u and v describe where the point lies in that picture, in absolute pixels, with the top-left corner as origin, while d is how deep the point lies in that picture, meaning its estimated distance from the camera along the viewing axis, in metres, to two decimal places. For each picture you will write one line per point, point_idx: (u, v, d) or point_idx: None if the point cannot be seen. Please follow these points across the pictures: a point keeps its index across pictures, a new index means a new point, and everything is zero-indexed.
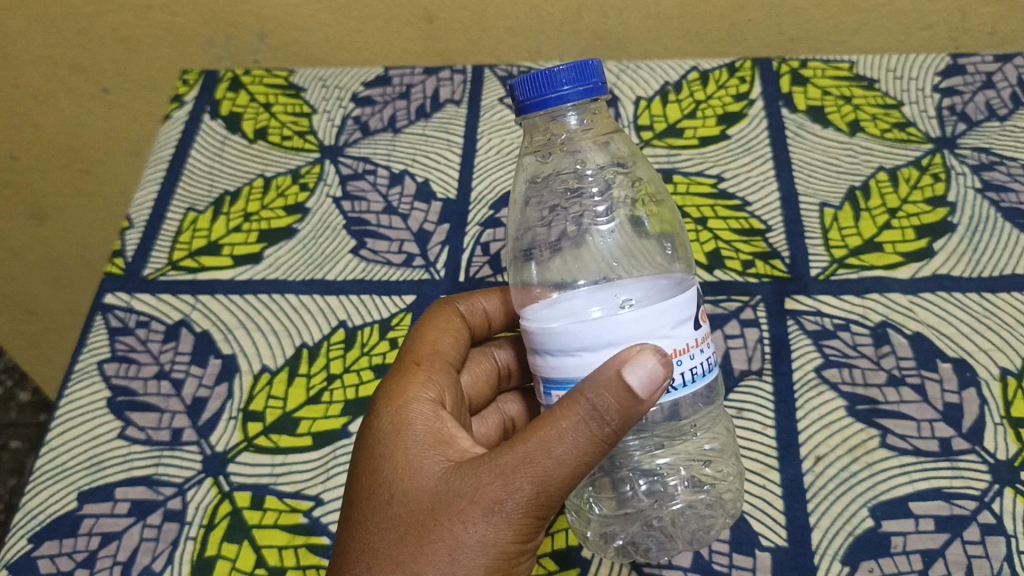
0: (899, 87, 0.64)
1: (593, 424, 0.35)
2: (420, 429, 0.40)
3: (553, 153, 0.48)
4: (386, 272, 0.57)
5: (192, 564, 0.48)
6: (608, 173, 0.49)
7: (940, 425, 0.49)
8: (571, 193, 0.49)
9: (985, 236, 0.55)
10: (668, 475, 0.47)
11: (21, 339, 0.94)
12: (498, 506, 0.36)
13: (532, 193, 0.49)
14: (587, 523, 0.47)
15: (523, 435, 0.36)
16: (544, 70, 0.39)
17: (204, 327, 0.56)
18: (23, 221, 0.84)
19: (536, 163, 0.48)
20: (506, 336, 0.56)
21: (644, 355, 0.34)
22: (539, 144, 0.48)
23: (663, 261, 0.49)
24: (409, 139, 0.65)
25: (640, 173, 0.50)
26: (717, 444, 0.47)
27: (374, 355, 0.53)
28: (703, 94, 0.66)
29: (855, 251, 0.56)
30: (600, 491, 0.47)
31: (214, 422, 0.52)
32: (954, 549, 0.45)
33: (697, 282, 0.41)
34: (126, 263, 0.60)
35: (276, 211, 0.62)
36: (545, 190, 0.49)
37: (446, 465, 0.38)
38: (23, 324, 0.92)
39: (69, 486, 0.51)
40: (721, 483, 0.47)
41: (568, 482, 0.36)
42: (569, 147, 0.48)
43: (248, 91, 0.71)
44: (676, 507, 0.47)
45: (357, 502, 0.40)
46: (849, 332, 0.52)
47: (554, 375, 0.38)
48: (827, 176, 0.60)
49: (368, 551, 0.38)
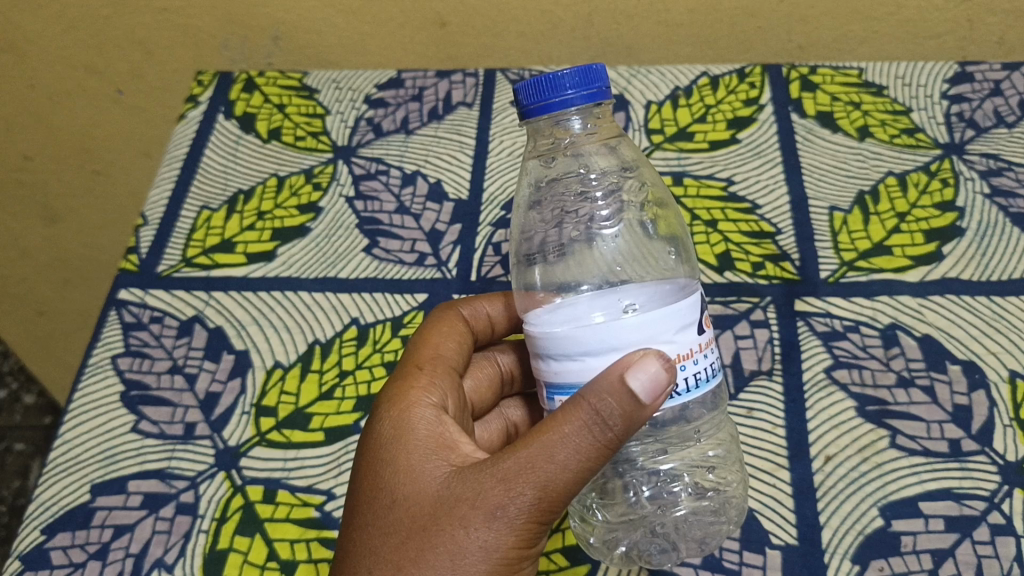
0: (908, 94, 0.65)
1: (595, 429, 0.35)
2: (421, 434, 0.41)
3: (557, 158, 0.48)
4: (398, 271, 0.58)
5: (204, 557, 0.48)
6: (614, 178, 0.49)
7: (949, 426, 0.49)
8: (577, 197, 0.49)
9: (993, 240, 0.56)
10: (672, 480, 0.47)
11: (34, 339, 0.99)
12: (499, 511, 0.36)
13: (538, 196, 0.49)
14: (591, 530, 0.47)
15: (525, 440, 0.36)
16: (548, 73, 0.39)
17: (218, 323, 0.56)
18: (35, 223, 0.87)
19: (539, 167, 0.49)
20: (510, 341, 0.55)
21: (647, 361, 0.35)
22: (543, 148, 0.48)
23: (668, 265, 0.49)
24: (422, 140, 0.66)
25: (645, 178, 0.51)
26: (721, 450, 0.47)
27: (385, 352, 0.54)
28: (714, 99, 0.67)
29: (864, 253, 0.56)
30: (603, 497, 0.47)
31: (227, 417, 0.52)
32: (964, 549, 0.45)
33: (701, 286, 0.41)
34: (140, 259, 0.61)
35: (289, 210, 0.62)
36: (550, 193, 0.49)
37: (447, 470, 0.38)
38: (35, 324, 0.96)
39: (82, 479, 0.51)
40: (727, 489, 0.47)
41: (570, 488, 0.36)
42: (573, 151, 0.48)
43: (263, 92, 0.71)
44: (679, 513, 0.47)
45: (358, 507, 0.40)
46: (858, 334, 0.53)
47: (557, 380, 0.38)
48: (836, 180, 0.60)
49: (369, 557, 0.38)
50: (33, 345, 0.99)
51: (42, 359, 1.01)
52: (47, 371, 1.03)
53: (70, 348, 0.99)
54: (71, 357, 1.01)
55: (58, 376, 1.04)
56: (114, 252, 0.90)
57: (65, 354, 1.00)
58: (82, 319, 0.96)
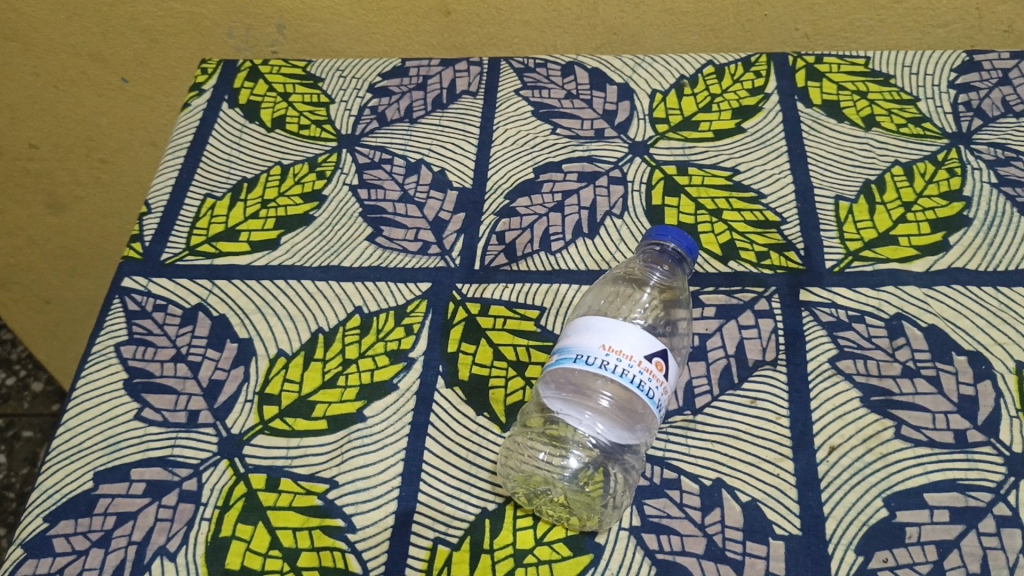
0: (916, 83, 0.65)
1: None
2: None
3: (648, 261, 0.55)
4: (402, 259, 0.58)
5: (207, 545, 0.47)
6: (670, 275, 0.54)
7: (955, 416, 0.48)
8: (635, 281, 0.54)
9: (1000, 231, 0.55)
10: (626, 450, 0.48)
11: (68, 280, 1.17)
12: None
13: (602, 278, 0.55)
14: (527, 421, 0.50)
15: None
16: None
17: (221, 311, 0.56)
18: (56, 181, 0.99)
19: (629, 264, 0.56)
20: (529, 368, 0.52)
21: None
22: (650, 254, 0.55)
23: (673, 344, 0.51)
24: (426, 128, 0.66)
25: (681, 294, 0.54)
26: (647, 478, 0.48)
27: (389, 341, 0.54)
28: (719, 88, 0.67)
29: (869, 243, 0.56)
30: (550, 420, 0.50)
31: (231, 405, 0.52)
32: (969, 541, 0.44)
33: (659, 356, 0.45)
34: (144, 247, 0.60)
35: (293, 198, 0.62)
36: (609, 282, 0.55)
37: None
38: (67, 261, 1.13)
39: (86, 466, 0.50)
40: (624, 473, 0.48)
41: None
42: (661, 255, 0.54)
43: (266, 80, 0.71)
44: (591, 444, 0.48)
45: None
46: (863, 324, 0.52)
47: None
48: (842, 169, 0.60)
49: None
50: (77, 282, 1.17)
51: (74, 293, 1.19)
52: (76, 302, 1.21)
53: (95, 265, 1.13)
54: (98, 290, 1.18)
55: (85, 313, 1.23)
56: (138, 197, 1.01)
57: (95, 293, 1.19)
58: (112, 239, 1.08)
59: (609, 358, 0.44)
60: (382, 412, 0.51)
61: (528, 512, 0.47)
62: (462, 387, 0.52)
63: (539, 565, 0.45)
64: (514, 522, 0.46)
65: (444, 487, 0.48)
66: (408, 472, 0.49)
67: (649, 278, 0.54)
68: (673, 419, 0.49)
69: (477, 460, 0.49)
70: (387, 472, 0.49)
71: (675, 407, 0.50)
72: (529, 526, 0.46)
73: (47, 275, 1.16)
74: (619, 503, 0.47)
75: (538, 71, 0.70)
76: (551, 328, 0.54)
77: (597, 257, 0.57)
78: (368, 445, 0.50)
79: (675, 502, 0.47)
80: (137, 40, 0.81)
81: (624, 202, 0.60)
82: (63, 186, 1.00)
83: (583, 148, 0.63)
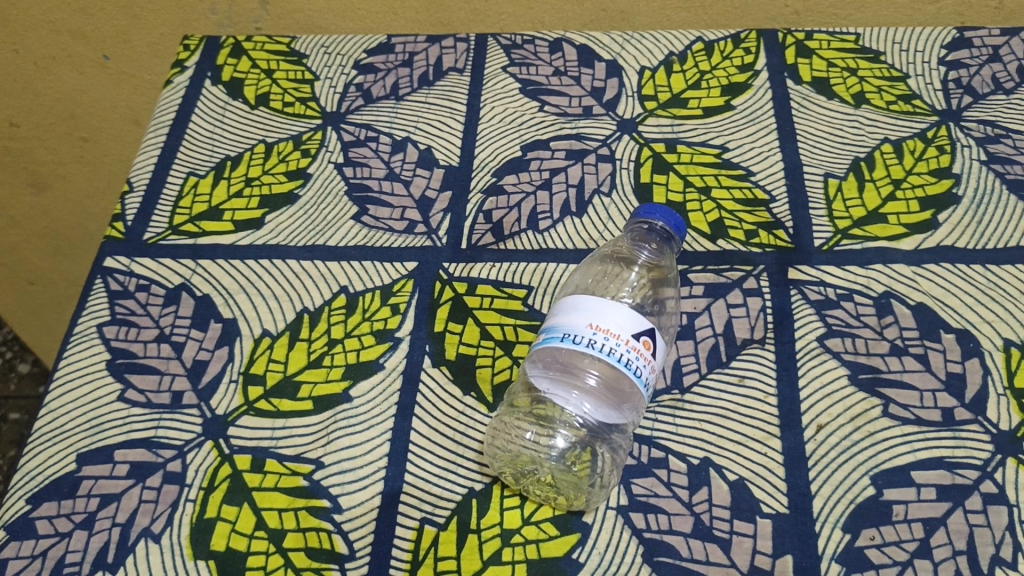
0: (905, 59, 0.65)
1: None
2: None
3: (636, 239, 0.54)
4: (387, 238, 0.57)
5: (192, 526, 0.46)
6: (658, 253, 0.54)
7: (942, 395, 0.48)
8: (623, 259, 0.54)
9: (988, 208, 0.55)
10: (612, 429, 0.48)
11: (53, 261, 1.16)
12: None
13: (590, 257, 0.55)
14: (514, 400, 0.50)
15: None
16: None
17: (205, 292, 0.56)
18: (39, 161, 0.98)
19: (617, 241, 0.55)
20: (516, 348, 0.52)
21: None
22: (639, 233, 0.54)
23: (661, 323, 0.51)
24: (412, 106, 0.65)
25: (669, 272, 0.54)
26: (635, 458, 0.47)
27: (375, 321, 0.53)
28: (708, 65, 0.66)
29: (858, 221, 0.55)
30: (537, 400, 0.49)
31: (215, 385, 0.51)
32: (956, 518, 0.44)
33: (648, 334, 0.45)
34: (126, 226, 0.59)
35: (277, 176, 0.61)
36: (597, 260, 0.55)
37: None
38: (51, 241, 1.12)
39: (68, 448, 0.50)
40: (610, 453, 0.48)
41: None
42: (651, 235, 0.54)
43: (250, 57, 0.70)
44: (577, 422, 0.48)
45: None
46: (851, 303, 0.52)
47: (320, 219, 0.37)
48: (831, 146, 0.60)
49: None
50: (61, 262, 1.16)
51: (59, 274, 1.18)
52: (60, 283, 1.20)
53: (79, 246, 1.13)
54: (82, 272, 1.18)
55: (69, 294, 1.22)
56: (121, 176, 1.00)
57: (79, 274, 1.18)
58: (97, 219, 1.07)
59: (597, 337, 0.44)
60: (368, 392, 0.51)
61: (515, 491, 0.46)
62: (449, 367, 0.51)
63: (526, 545, 0.45)
64: (502, 502, 0.46)
65: (431, 467, 0.48)
66: (394, 453, 0.48)
67: (637, 256, 0.54)
68: (660, 398, 0.49)
69: (464, 441, 0.49)
70: (373, 453, 0.48)
71: (663, 386, 0.50)
72: (516, 505, 0.46)
73: (32, 256, 1.15)
74: (606, 482, 0.47)
75: (525, 48, 0.69)
76: (539, 307, 0.53)
77: (584, 235, 0.56)
78: (353, 425, 0.50)
79: (662, 480, 0.47)
80: (117, 16, 0.79)
81: (612, 180, 0.59)
82: (45, 165, 0.99)
83: (571, 126, 0.63)
